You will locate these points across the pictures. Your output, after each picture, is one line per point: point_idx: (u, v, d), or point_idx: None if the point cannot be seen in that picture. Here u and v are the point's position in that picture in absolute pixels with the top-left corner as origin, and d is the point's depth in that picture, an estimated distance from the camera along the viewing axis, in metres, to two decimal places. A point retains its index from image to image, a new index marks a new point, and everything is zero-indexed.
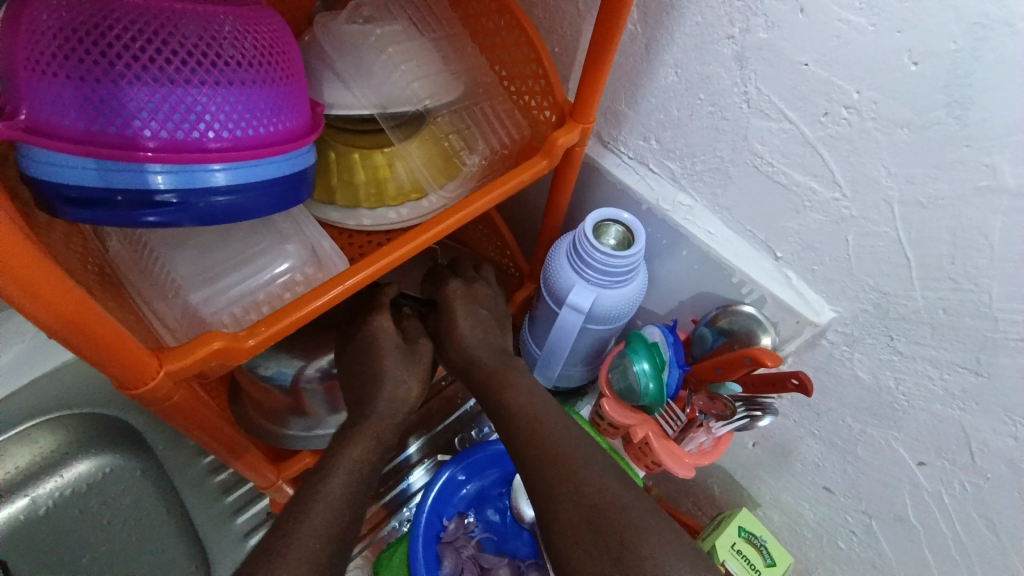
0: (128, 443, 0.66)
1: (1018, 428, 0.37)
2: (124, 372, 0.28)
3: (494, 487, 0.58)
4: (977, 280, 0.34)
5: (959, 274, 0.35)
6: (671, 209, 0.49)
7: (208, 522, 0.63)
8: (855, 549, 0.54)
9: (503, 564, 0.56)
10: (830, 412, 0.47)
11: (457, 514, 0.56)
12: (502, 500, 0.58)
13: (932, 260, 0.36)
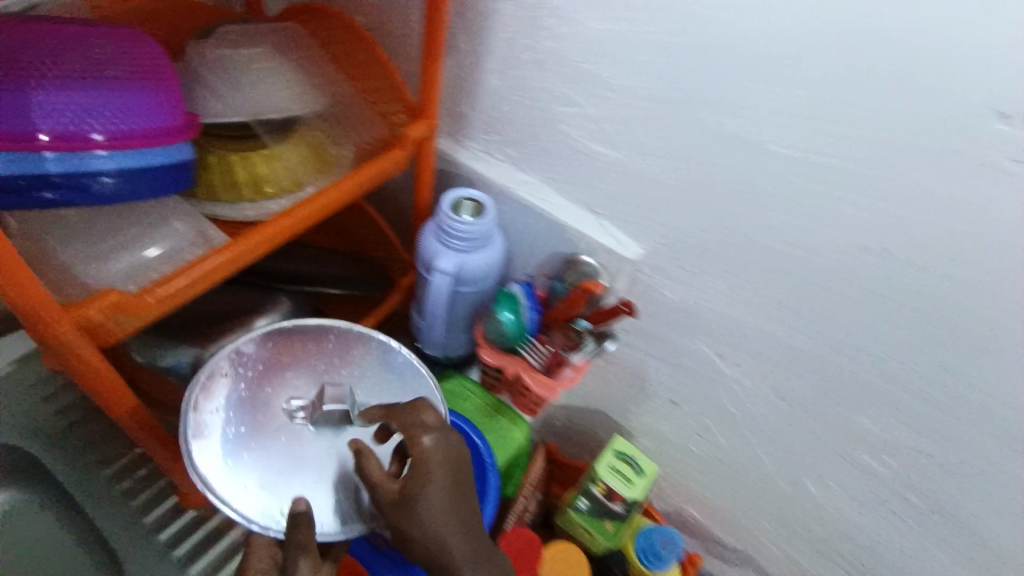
0: (14, 474, 0.64)
1: (769, 308, 0.51)
2: (26, 308, 0.34)
3: None
4: (717, 201, 0.48)
5: (705, 200, 0.49)
6: (516, 187, 0.60)
7: (114, 529, 0.65)
8: (706, 450, 0.66)
9: None
10: (656, 332, 0.60)
11: None
12: None
13: (689, 193, 0.49)
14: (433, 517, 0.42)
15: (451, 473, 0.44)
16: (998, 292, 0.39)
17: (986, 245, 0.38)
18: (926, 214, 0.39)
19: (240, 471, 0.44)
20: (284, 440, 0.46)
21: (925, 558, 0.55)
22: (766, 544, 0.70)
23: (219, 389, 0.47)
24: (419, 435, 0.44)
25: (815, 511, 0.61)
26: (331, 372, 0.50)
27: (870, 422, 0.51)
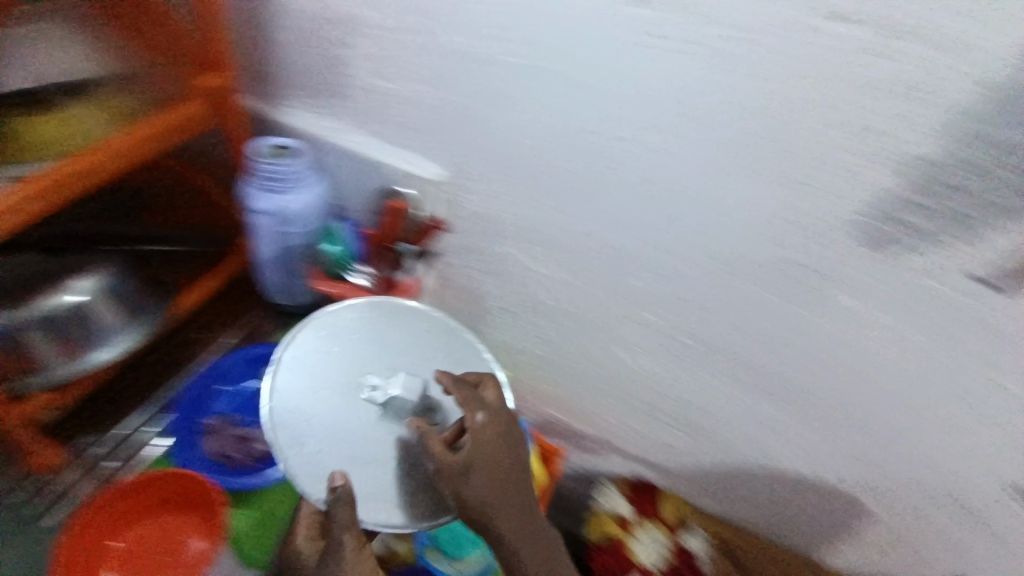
0: None
1: (542, 201, 0.61)
2: None
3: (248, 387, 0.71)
4: (479, 114, 0.59)
5: (472, 114, 0.59)
6: (330, 133, 0.69)
7: None
8: (544, 349, 0.76)
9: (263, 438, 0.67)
10: (475, 246, 0.69)
11: (218, 415, 0.68)
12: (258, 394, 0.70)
13: (459, 111, 0.59)
14: (484, 478, 0.49)
15: (497, 453, 0.50)
16: (676, 148, 0.51)
17: (654, 111, 0.50)
18: (613, 93, 0.51)
19: (344, 427, 0.52)
20: (373, 409, 0.53)
21: (709, 388, 0.69)
22: (612, 421, 0.81)
23: (303, 363, 0.55)
24: (477, 411, 0.51)
25: (629, 373, 0.73)
26: (414, 366, 0.58)
27: (639, 283, 0.63)
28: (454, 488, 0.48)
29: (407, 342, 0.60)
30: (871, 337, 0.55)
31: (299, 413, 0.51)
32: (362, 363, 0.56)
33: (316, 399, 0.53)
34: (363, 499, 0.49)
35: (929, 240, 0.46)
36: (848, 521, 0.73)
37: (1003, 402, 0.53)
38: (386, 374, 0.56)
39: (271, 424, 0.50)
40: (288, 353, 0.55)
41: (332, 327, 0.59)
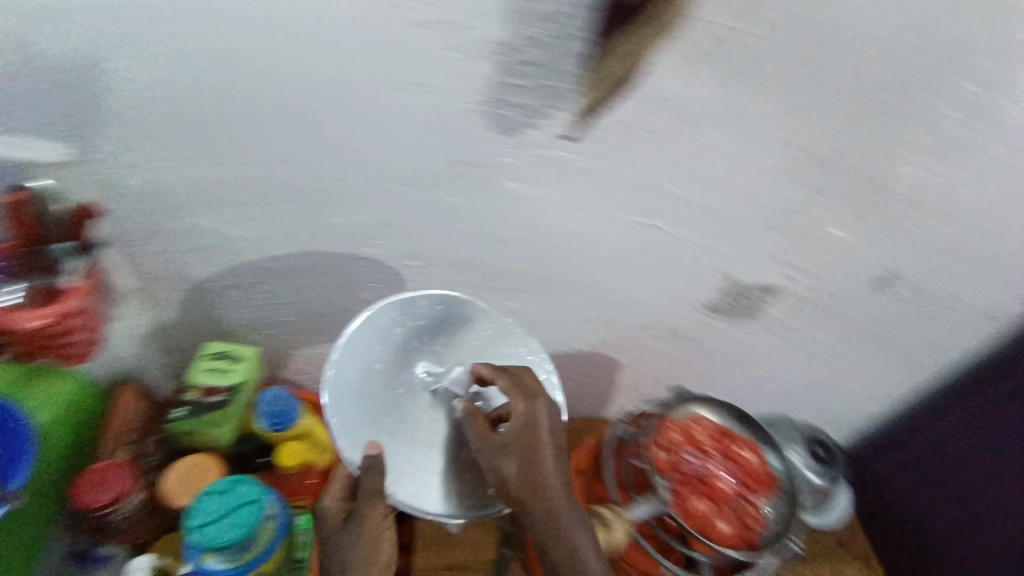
0: None
1: (201, 156, 0.59)
2: None
3: None
4: (81, 75, 0.52)
5: (72, 75, 0.52)
6: None
7: None
8: (296, 313, 0.75)
9: None
10: (153, 224, 0.64)
11: None
12: None
13: (53, 75, 0.52)
14: (519, 473, 0.57)
15: (539, 439, 0.58)
16: (304, 70, 0.52)
17: (261, 39, 0.50)
18: (212, 28, 0.50)
19: (393, 416, 0.64)
20: (426, 395, 0.66)
21: None
22: None
23: (365, 355, 0.64)
24: (523, 399, 0.60)
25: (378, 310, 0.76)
26: (440, 355, 0.67)
27: (346, 220, 0.64)
28: (498, 472, 0.57)
29: (454, 324, 0.68)
30: (544, 213, 0.65)
31: (354, 403, 0.62)
32: (409, 362, 0.66)
33: (383, 387, 0.64)
34: (391, 478, 0.63)
35: (532, 111, 0.54)
36: (602, 363, 0.90)
37: (646, 235, 0.68)
38: (435, 361, 0.67)
39: (355, 412, 0.62)
40: (369, 330, 0.64)
41: (393, 324, 0.65)
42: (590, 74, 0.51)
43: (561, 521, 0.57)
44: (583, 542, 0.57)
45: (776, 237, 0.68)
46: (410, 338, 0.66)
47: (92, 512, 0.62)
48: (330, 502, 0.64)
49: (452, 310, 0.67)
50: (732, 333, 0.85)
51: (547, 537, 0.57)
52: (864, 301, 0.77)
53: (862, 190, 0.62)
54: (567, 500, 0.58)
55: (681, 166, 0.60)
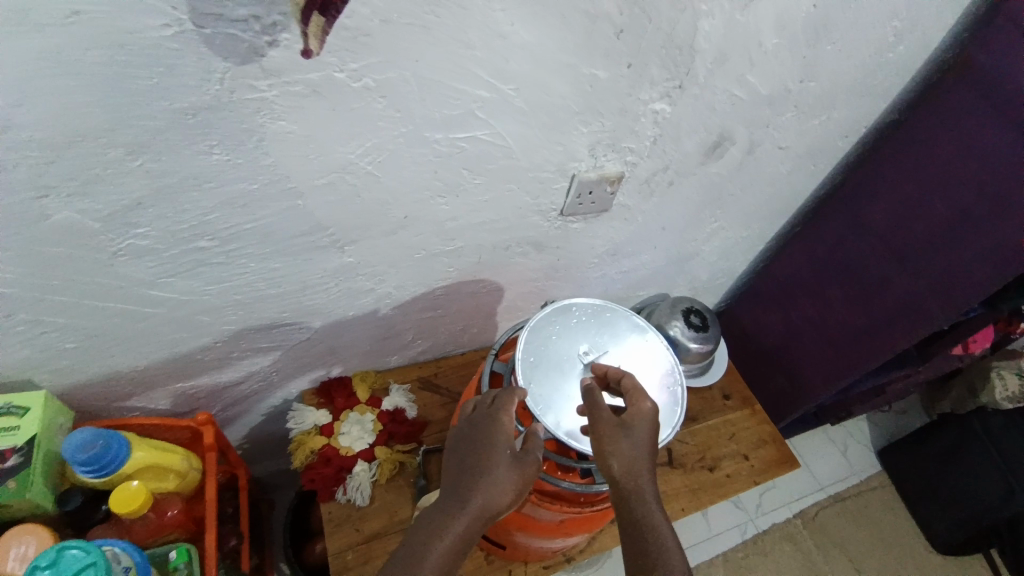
0: None
1: None
2: None
3: None
4: None
5: None
6: None
7: None
8: (76, 337, 0.60)
9: None
10: None
11: None
12: None
13: None
14: (612, 466, 0.54)
15: (649, 432, 0.56)
16: None
17: None
18: None
19: (558, 371, 0.63)
20: (582, 364, 0.64)
21: (279, 272, 0.65)
22: (241, 351, 0.74)
23: (542, 328, 0.66)
24: (644, 397, 0.58)
25: (196, 305, 0.64)
26: (600, 343, 0.66)
27: (77, 214, 0.49)
28: (603, 448, 0.55)
29: (614, 321, 0.69)
30: (339, 152, 0.54)
31: (532, 349, 0.64)
32: (578, 337, 0.66)
33: (555, 349, 0.65)
34: (539, 405, 0.60)
35: (259, 25, 0.42)
36: (473, 294, 0.85)
37: (468, 152, 0.61)
38: (597, 344, 0.66)
39: (532, 356, 0.63)
40: (551, 311, 0.67)
41: (567, 312, 0.68)
42: None
43: (650, 534, 0.51)
44: (661, 535, 0.51)
45: (601, 123, 0.65)
46: (550, 314, 0.67)
47: None
48: (492, 420, 0.57)
49: (599, 311, 0.69)
50: (592, 232, 0.83)
51: (632, 524, 0.52)
52: (698, 166, 0.79)
53: (665, 53, 0.60)
54: (650, 486, 0.54)
55: (472, 62, 0.52)
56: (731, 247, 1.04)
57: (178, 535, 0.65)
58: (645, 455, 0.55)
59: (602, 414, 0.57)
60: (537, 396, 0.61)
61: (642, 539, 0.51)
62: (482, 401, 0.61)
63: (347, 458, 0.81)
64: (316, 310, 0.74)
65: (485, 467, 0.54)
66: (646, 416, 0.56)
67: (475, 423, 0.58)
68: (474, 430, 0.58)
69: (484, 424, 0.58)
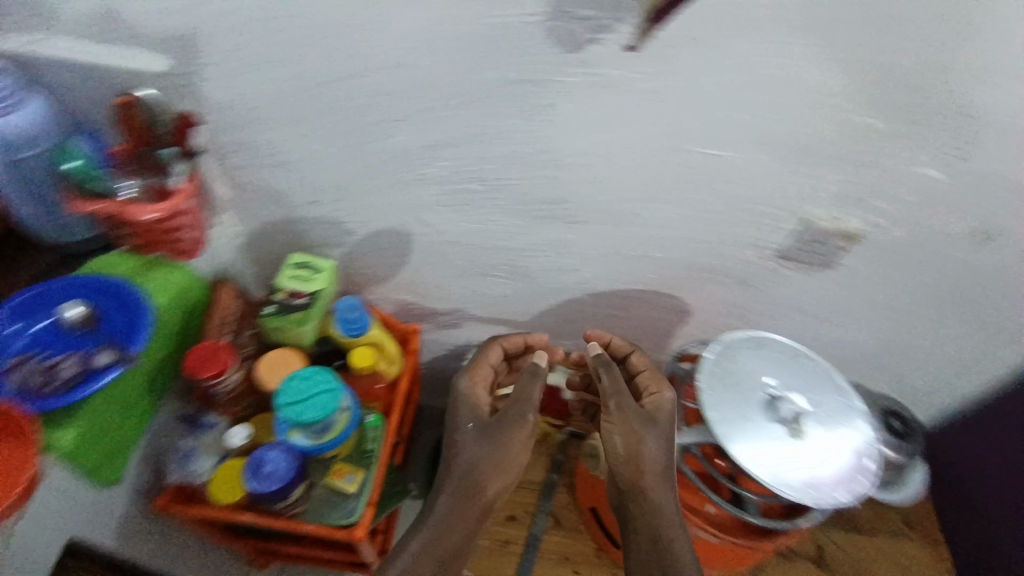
0: None
1: (290, 74, 0.58)
2: None
3: (52, 329, 0.60)
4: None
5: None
6: (24, 45, 0.58)
7: None
8: (361, 233, 0.79)
9: (68, 357, 0.57)
10: (250, 145, 0.67)
11: (14, 357, 0.57)
12: (58, 335, 0.59)
13: None
14: (626, 454, 0.63)
15: (667, 427, 0.63)
16: None
17: None
18: None
19: (740, 395, 0.62)
20: (765, 396, 0.63)
21: (515, 229, 0.77)
22: (457, 287, 0.88)
23: (730, 351, 0.66)
24: (664, 393, 0.66)
25: (445, 237, 0.78)
26: (787, 382, 0.65)
27: (411, 139, 0.64)
28: (621, 434, 0.63)
29: (805, 367, 0.66)
30: (608, 139, 0.63)
31: (717, 368, 0.64)
32: (768, 368, 0.65)
33: (741, 374, 0.64)
34: (718, 423, 0.59)
35: (592, 25, 0.52)
36: (661, 306, 0.89)
37: (714, 170, 0.66)
38: (783, 382, 0.64)
39: (717, 374, 0.63)
40: (743, 338, 0.67)
41: (760, 344, 0.67)
42: None
43: (664, 526, 0.61)
44: (666, 514, 0.61)
45: (856, 174, 0.64)
46: (742, 341, 0.67)
47: (199, 383, 0.66)
48: (477, 407, 0.76)
49: (792, 353, 0.67)
50: (805, 285, 0.80)
51: (642, 506, 0.62)
52: (954, 251, 0.72)
53: (958, 120, 0.57)
54: (662, 475, 0.62)
55: (753, 89, 0.57)
56: (966, 360, 0.89)
57: (375, 404, 0.80)
58: (659, 446, 0.62)
59: (626, 403, 0.63)
60: (712, 401, 0.61)
61: (649, 518, 0.62)
62: (469, 386, 0.79)
63: None
64: (526, 273, 0.84)
65: (489, 433, 0.74)
66: (659, 408, 0.64)
67: (468, 405, 0.77)
68: (467, 413, 0.76)
69: (474, 407, 0.77)
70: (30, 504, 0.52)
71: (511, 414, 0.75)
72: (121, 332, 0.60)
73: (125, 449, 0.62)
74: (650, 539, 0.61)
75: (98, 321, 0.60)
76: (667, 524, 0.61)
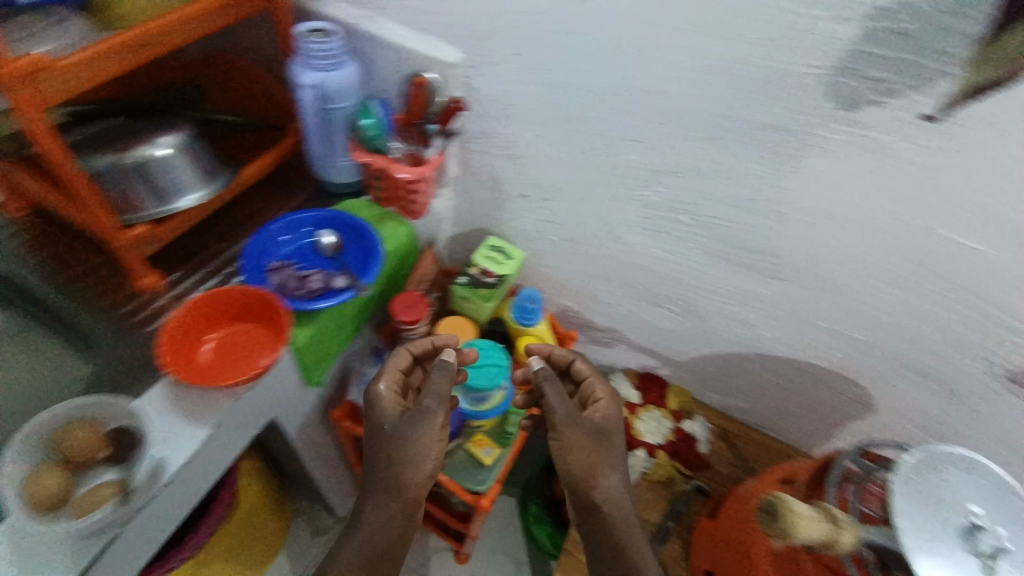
0: None
1: (555, 81, 0.65)
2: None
3: (307, 249, 0.73)
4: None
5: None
6: (357, 20, 0.71)
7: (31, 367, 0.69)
8: (556, 234, 0.84)
9: (318, 274, 0.69)
10: (493, 134, 0.75)
11: (279, 262, 0.70)
12: (310, 254, 0.72)
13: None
14: (579, 469, 0.68)
15: (606, 439, 0.69)
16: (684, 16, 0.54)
17: None
18: None
19: (940, 516, 0.55)
20: (969, 525, 0.54)
21: (705, 269, 0.76)
22: (625, 308, 0.89)
23: (931, 464, 0.58)
24: (604, 400, 0.72)
25: (632, 258, 0.80)
26: (1000, 517, 0.56)
27: (640, 160, 0.67)
28: (565, 447, 0.69)
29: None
30: (848, 204, 0.61)
31: (914, 479, 0.57)
32: (978, 494, 0.57)
33: (942, 493, 0.56)
34: (910, 541, 0.53)
35: (881, 87, 0.51)
36: (835, 390, 0.82)
37: (962, 264, 0.59)
38: (995, 516, 0.55)
39: (913, 485, 0.56)
40: (948, 454, 0.59)
41: (968, 465, 0.59)
42: (975, 53, 0.46)
43: (627, 541, 0.65)
44: (624, 529, 0.66)
45: None
46: (946, 457, 0.59)
47: (397, 325, 0.75)
48: (378, 403, 0.68)
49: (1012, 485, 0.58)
50: None
51: (599, 521, 0.67)
52: None
53: None
54: (619, 488, 0.68)
55: None
56: None
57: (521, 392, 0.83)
58: (614, 468, 0.69)
59: (570, 418, 0.69)
60: (905, 512, 0.55)
61: (614, 532, 0.66)
62: (387, 378, 0.69)
63: (635, 439, 0.89)
64: (697, 314, 0.83)
65: (402, 428, 0.66)
66: (599, 420, 0.70)
67: (371, 406, 0.68)
68: (375, 407, 0.68)
69: (387, 403, 0.68)
70: (267, 383, 0.63)
71: (431, 409, 0.66)
72: (357, 266, 0.72)
73: (329, 362, 0.73)
74: (617, 552, 0.65)
75: (341, 251, 0.73)
76: (628, 540, 0.65)
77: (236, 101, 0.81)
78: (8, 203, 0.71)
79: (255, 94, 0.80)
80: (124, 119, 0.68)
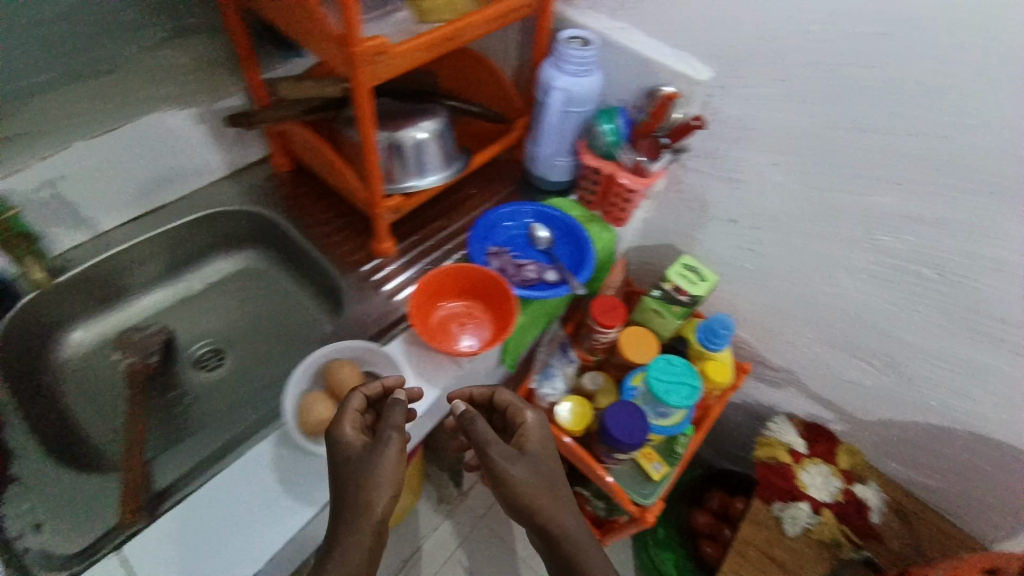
0: (235, 245, 0.84)
1: (818, 112, 0.63)
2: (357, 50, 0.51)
3: (521, 238, 0.77)
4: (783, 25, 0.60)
5: (776, 25, 0.61)
6: (612, 31, 0.74)
7: (277, 305, 0.81)
8: (755, 263, 0.82)
9: (533, 264, 0.73)
10: (720, 155, 0.74)
11: (498, 246, 0.75)
12: (524, 243, 0.77)
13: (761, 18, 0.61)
14: (542, 517, 0.52)
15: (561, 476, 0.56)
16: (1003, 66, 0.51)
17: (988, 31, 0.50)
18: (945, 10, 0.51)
19: None
20: None
21: (929, 329, 0.70)
22: (811, 351, 0.85)
23: None
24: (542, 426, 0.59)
25: (839, 302, 0.76)
26: None
27: (890, 203, 0.64)
28: (526, 487, 0.53)
29: None
30: None
31: None
32: None
33: None
34: None
35: None
36: None
37: None
38: None
39: None
40: None
41: None
42: None
43: None
44: None
45: None
46: None
47: (592, 325, 0.77)
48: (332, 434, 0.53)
49: None
50: None
51: None
52: None
53: None
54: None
55: None
56: None
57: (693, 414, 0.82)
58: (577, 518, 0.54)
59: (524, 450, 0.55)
60: None
61: None
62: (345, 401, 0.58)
63: (799, 490, 0.83)
64: (902, 374, 0.77)
65: (363, 473, 0.48)
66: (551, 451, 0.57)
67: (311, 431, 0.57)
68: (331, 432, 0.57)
69: (341, 444, 0.51)
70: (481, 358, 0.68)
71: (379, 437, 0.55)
72: (568, 262, 0.75)
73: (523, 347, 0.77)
74: None
75: (552, 245, 0.76)
76: None
77: (471, 92, 0.87)
78: (280, 158, 0.83)
79: (491, 88, 0.85)
80: (392, 100, 0.76)
